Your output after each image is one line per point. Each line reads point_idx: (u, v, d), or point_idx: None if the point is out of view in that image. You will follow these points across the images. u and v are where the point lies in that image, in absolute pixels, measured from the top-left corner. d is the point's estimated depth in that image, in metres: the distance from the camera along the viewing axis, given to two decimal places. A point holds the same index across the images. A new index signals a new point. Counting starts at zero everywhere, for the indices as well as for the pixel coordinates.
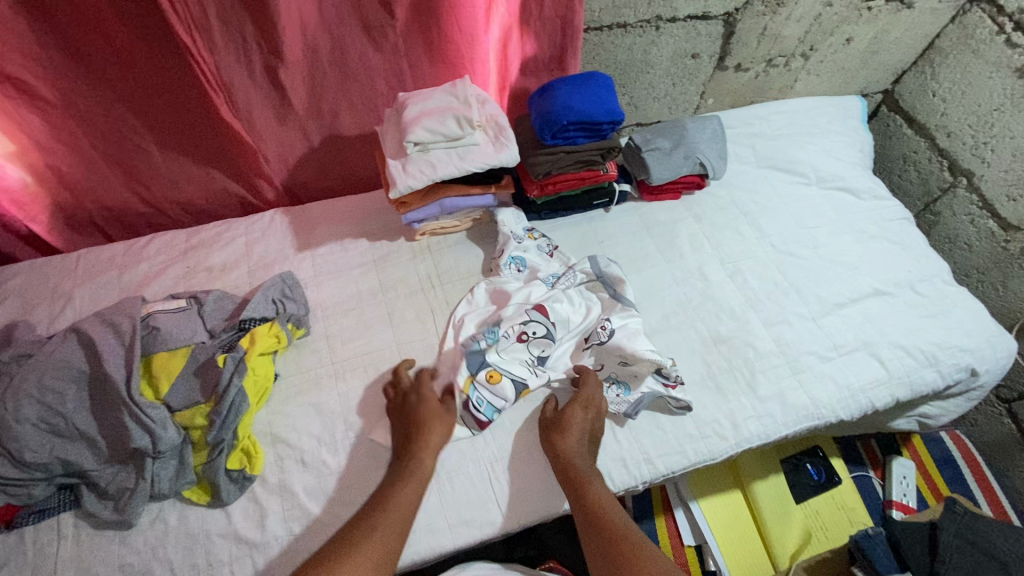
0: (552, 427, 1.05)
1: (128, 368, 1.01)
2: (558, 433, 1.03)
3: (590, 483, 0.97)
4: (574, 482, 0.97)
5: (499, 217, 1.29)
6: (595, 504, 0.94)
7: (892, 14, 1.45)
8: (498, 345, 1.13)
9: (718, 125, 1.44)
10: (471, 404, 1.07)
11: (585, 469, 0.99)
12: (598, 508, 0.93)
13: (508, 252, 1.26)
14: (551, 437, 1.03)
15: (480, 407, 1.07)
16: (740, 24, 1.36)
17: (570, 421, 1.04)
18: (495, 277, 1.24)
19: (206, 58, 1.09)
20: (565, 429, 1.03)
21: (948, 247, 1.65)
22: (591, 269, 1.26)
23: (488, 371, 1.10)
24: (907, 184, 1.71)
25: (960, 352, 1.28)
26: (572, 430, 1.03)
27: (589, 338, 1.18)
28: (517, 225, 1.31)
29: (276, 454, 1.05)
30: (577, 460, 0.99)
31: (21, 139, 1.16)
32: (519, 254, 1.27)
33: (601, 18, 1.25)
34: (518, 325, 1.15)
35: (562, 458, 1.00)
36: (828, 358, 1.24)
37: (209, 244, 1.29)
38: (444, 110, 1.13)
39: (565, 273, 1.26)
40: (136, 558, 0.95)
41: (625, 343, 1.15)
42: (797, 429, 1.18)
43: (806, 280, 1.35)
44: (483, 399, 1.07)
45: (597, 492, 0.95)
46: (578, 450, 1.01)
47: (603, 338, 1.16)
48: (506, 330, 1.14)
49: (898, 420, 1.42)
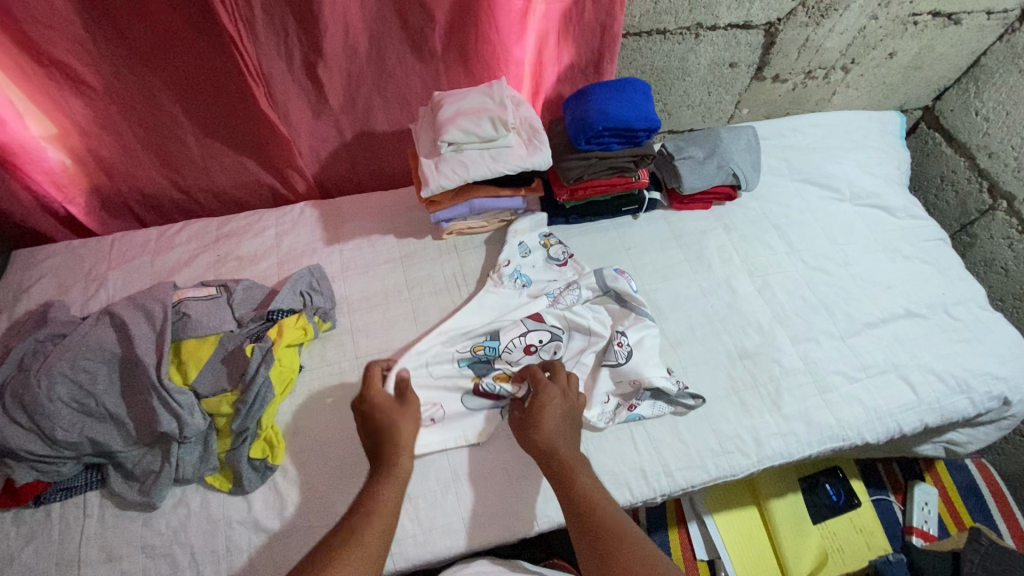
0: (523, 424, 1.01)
1: (158, 353, 1.02)
2: (534, 425, 0.98)
3: (578, 473, 0.92)
4: (560, 475, 0.93)
5: (514, 226, 1.29)
6: (583, 498, 0.88)
7: (939, 29, 1.42)
8: (504, 351, 1.16)
9: (753, 135, 1.42)
10: (483, 385, 1.12)
11: (570, 459, 0.94)
12: (586, 500, 0.88)
13: (513, 265, 1.26)
14: (529, 434, 0.99)
15: (492, 389, 1.11)
16: (782, 34, 1.33)
17: (543, 407, 0.99)
18: (497, 288, 1.23)
19: (248, 49, 1.11)
20: (540, 420, 0.98)
21: (983, 271, 1.61)
22: (596, 283, 1.23)
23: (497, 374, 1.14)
24: (944, 204, 1.67)
25: (993, 379, 1.25)
26: (548, 421, 0.98)
27: (606, 357, 1.16)
28: (530, 233, 1.31)
29: (298, 445, 1.06)
30: (562, 450, 0.95)
31: (64, 121, 1.18)
32: (524, 269, 1.27)
33: (641, 24, 1.24)
34: (520, 338, 1.17)
35: (543, 447, 0.96)
36: (856, 379, 1.22)
37: (239, 234, 1.30)
38: (479, 110, 1.12)
39: (570, 288, 1.23)
40: (158, 541, 0.97)
41: (641, 368, 1.12)
42: (820, 450, 1.16)
43: (836, 297, 1.33)
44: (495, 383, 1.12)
45: (586, 483, 0.90)
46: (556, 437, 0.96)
47: (621, 359, 1.14)
48: (506, 343, 1.16)
49: (924, 445, 1.38)
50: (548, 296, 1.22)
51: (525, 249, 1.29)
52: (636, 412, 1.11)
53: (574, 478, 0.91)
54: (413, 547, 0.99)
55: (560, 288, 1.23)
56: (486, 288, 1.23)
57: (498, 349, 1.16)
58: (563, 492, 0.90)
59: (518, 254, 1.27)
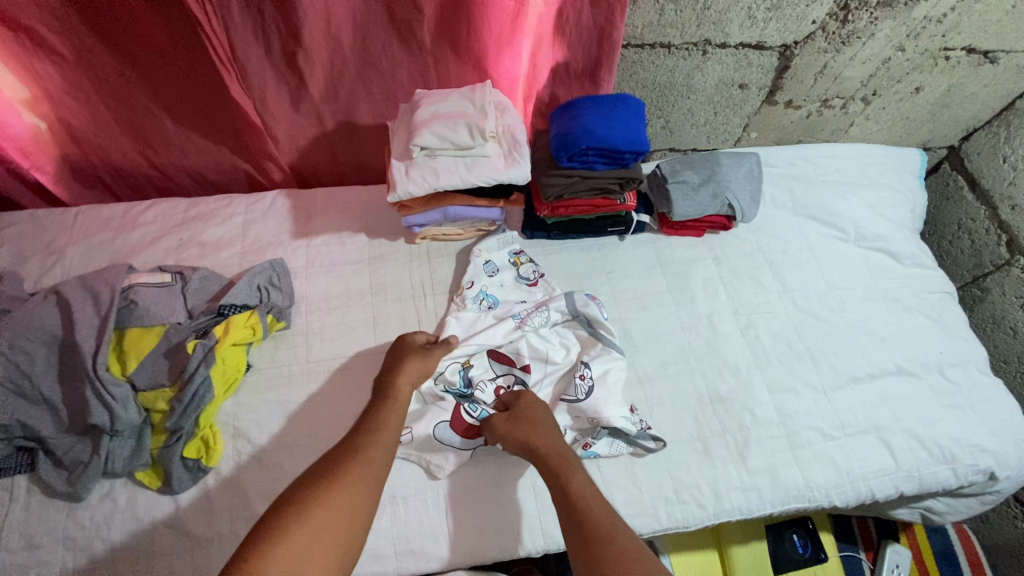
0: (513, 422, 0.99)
1: (98, 341, 0.99)
2: (524, 424, 0.99)
3: (573, 473, 0.91)
4: (555, 472, 0.92)
5: (479, 246, 1.24)
6: (580, 497, 0.87)
7: (972, 67, 1.31)
8: (480, 383, 1.11)
9: (756, 163, 1.32)
10: (463, 408, 1.07)
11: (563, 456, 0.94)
12: (581, 497, 0.87)
13: (478, 286, 1.19)
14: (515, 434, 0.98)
15: (475, 413, 1.07)
16: (798, 59, 1.24)
17: (530, 408, 1.02)
18: (462, 312, 1.16)
19: (218, 31, 1.06)
20: (530, 422, 0.99)
21: (990, 328, 1.52)
22: (567, 307, 1.16)
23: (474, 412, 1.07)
24: (957, 253, 1.57)
25: (980, 452, 1.17)
26: (540, 423, 0.99)
27: (566, 391, 1.10)
28: (498, 252, 1.25)
29: (235, 449, 1.03)
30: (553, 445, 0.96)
31: (35, 87, 1.15)
32: (491, 290, 1.20)
33: (644, 35, 1.15)
34: (489, 381, 1.11)
35: (533, 444, 0.96)
36: (832, 437, 1.14)
37: (205, 218, 1.26)
38: (457, 115, 1.06)
39: (538, 310, 1.17)
40: (80, 534, 0.95)
41: (600, 406, 1.06)
42: (783, 509, 1.09)
43: (824, 346, 1.25)
44: (477, 405, 1.08)
45: (581, 483, 0.90)
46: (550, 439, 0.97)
47: (580, 395, 1.08)
48: (477, 380, 1.10)
49: (900, 509, 1.30)
50: (513, 323, 1.15)
51: (492, 268, 1.22)
52: (591, 450, 1.05)
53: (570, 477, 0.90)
54: None
55: (526, 308, 1.18)
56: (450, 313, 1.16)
57: (470, 385, 1.10)
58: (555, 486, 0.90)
59: (488, 273, 1.22)
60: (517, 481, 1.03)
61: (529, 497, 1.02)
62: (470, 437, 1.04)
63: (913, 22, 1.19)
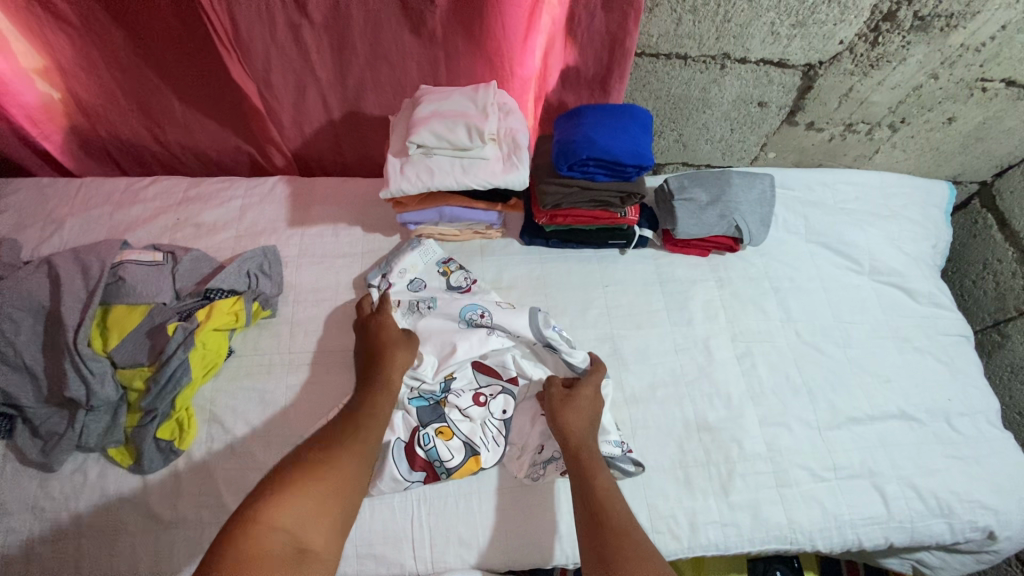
0: (562, 407, 1.00)
1: (82, 314, 1.00)
2: (572, 408, 1.00)
3: (597, 471, 0.93)
4: (583, 469, 0.93)
5: (402, 261, 1.19)
6: (603, 493, 0.90)
7: (1011, 100, 1.23)
8: (454, 391, 1.08)
9: (769, 186, 1.27)
10: (417, 438, 1.01)
11: (595, 457, 0.96)
12: (602, 499, 0.89)
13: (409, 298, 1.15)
14: (563, 414, 0.99)
15: (426, 445, 1.01)
16: (822, 80, 1.18)
17: (581, 398, 1.02)
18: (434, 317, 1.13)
19: (223, 13, 1.05)
20: (578, 406, 1.00)
21: (1006, 377, 1.44)
22: (529, 329, 1.11)
23: (439, 427, 1.03)
24: (979, 294, 1.50)
25: (981, 509, 1.11)
26: (585, 414, 1.00)
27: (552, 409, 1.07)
28: (424, 266, 1.21)
29: (208, 433, 1.02)
30: (590, 444, 0.97)
31: (46, 56, 1.16)
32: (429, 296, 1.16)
33: (659, 45, 1.11)
34: (471, 387, 1.09)
35: (572, 434, 0.97)
36: (821, 479, 1.09)
37: (204, 200, 1.26)
38: (457, 115, 1.03)
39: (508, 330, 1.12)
40: (48, 504, 0.95)
41: None
42: (762, 549, 1.05)
43: (823, 381, 1.19)
44: (432, 438, 1.01)
45: (604, 483, 0.92)
46: (585, 430, 0.98)
47: None
48: (455, 388, 1.08)
49: (890, 558, 1.23)
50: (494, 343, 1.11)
51: (417, 283, 1.18)
52: None
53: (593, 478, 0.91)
54: None
55: (478, 317, 1.12)
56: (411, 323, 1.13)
57: (447, 392, 1.08)
58: (580, 485, 0.91)
59: (389, 278, 1.17)
60: (487, 494, 1.02)
61: (500, 509, 1.01)
62: (416, 469, 0.99)
63: (948, 49, 1.12)
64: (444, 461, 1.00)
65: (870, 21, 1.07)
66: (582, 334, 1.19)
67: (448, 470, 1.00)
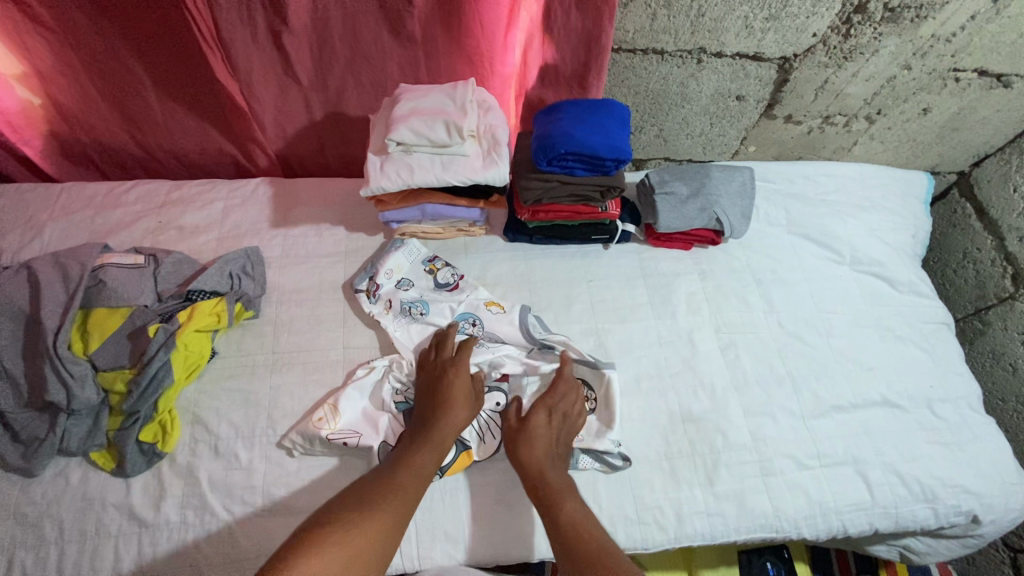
0: (516, 439, 1.01)
1: (62, 318, 0.99)
2: (524, 443, 0.99)
3: (565, 498, 0.93)
4: (547, 502, 0.92)
5: (388, 262, 1.20)
6: (567, 525, 0.88)
7: (984, 90, 1.25)
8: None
9: (749, 178, 1.28)
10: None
11: (557, 486, 0.95)
12: (573, 527, 0.88)
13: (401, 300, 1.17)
14: (517, 448, 1.00)
15: None
16: (798, 72, 1.19)
17: (534, 429, 1.01)
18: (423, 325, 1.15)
19: (202, 12, 1.05)
20: (532, 440, 1.00)
21: (989, 364, 1.46)
22: (523, 335, 1.15)
23: None
24: (960, 282, 1.51)
25: (964, 493, 1.12)
26: (542, 444, 1.00)
27: None
28: (410, 266, 1.22)
29: (192, 435, 1.02)
30: (550, 474, 0.96)
31: (23, 60, 1.16)
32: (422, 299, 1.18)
33: (635, 41, 1.12)
34: None
35: (532, 466, 0.97)
36: (806, 467, 1.10)
37: (186, 202, 1.26)
38: (436, 112, 1.04)
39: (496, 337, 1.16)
40: (31, 510, 0.95)
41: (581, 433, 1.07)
42: (749, 537, 1.05)
43: (807, 371, 1.20)
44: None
45: (571, 511, 0.90)
46: (546, 458, 0.98)
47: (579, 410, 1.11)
48: None
49: (878, 546, 1.24)
50: (488, 351, 1.12)
51: (405, 283, 1.19)
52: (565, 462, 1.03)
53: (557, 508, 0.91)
54: None
55: (470, 325, 1.16)
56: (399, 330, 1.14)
57: None
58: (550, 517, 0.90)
59: (377, 280, 1.17)
60: (473, 489, 1.02)
61: (487, 503, 1.01)
62: None
63: (920, 40, 1.14)
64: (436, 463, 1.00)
65: (842, 14, 1.09)
66: (566, 328, 1.20)
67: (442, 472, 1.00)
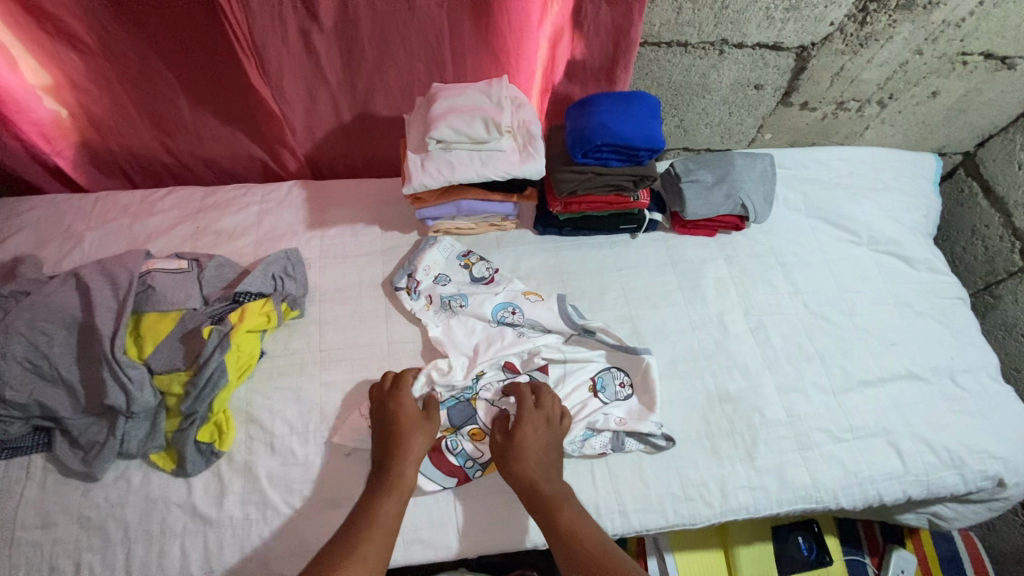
0: (510, 452, 1.00)
1: (116, 324, 1.00)
2: (517, 456, 0.99)
3: (564, 504, 0.94)
4: (546, 513, 0.93)
5: (425, 258, 1.23)
6: (568, 535, 0.90)
7: (990, 72, 1.30)
8: (483, 386, 1.12)
9: (770, 164, 1.32)
10: (444, 445, 1.04)
11: (554, 496, 0.95)
12: (572, 535, 0.90)
13: (441, 295, 1.20)
14: (513, 460, 0.99)
15: (453, 449, 1.04)
16: (815, 60, 1.23)
17: (524, 441, 1.00)
18: (464, 317, 1.18)
19: (240, 20, 1.07)
20: (525, 449, 0.99)
21: (1001, 336, 1.51)
22: (563, 321, 1.18)
23: (472, 428, 1.07)
24: (970, 259, 1.57)
25: (990, 459, 1.16)
26: (536, 454, 0.99)
27: (605, 391, 1.14)
28: (446, 262, 1.24)
29: (247, 434, 1.04)
30: (546, 485, 0.96)
31: (57, 73, 1.17)
32: (460, 291, 1.21)
33: (661, 34, 1.16)
34: (499, 381, 1.12)
35: (527, 475, 0.97)
36: (840, 440, 1.14)
37: (221, 207, 1.27)
38: (474, 110, 1.06)
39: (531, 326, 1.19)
40: (95, 513, 0.96)
41: (625, 419, 1.09)
42: (791, 509, 1.09)
43: (834, 349, 1.25)
44: (459, 444, 1.05)
45: (570, 518, 0.92)
46: (541, 465, 0.99)
47: (620, 396, 1.14)
48: (483, 383, 1.12)
49: (907, 514, 1.29)
50: (528, 342, 1.15)
51: (444, 278, 1.22)
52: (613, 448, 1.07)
53: (558, 514, 0.92)
54: None
55: (510, 313, 1.19)
56: (439, 322, 1.17)
57: (477, 386, 1.11)
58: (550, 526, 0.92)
59: (415, 277, 1.20)
60: None
61: None
62: (445, 473, 1.02)
63: (931, 26, 1.18)
64: (477, 459, 1.04)
65: (857, 3, 1.14)
66: (601, 316, 1.23)
67: (481, 467, 1.04)
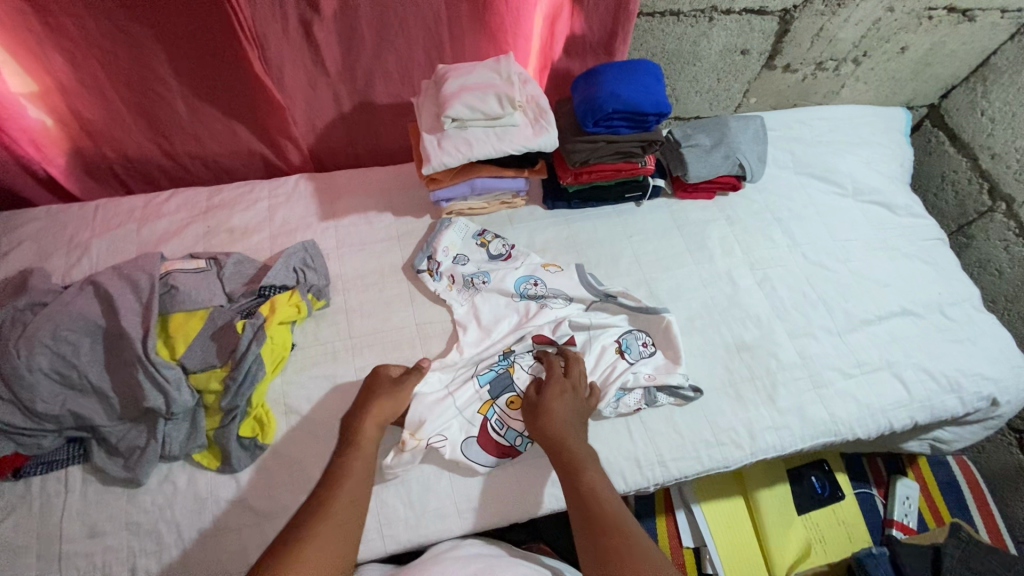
0: (534, 413, 1.01)
1: (144, 327, 0.98)
2: (543, 414, 0.99)
3: (585, 466, 0.92)
4: (570, 468, 0.92)
5: (442, 239, 1.24)
6: (589, 492, 0.88)
7: (952, 25, 1.40)
8: (517, 357, 1.13)
9: (762, 125, 1.39)
10: (489, 425, 1.05)
11: (580, 452, 0.94)
12: (592, 495, 0.88)
13: (463, 274, 1.22)
14: (538, 421, 1.00)
15: (500, 430, 1.05)
16: (797, 22, 1.30)
17: (553, 400, 1.01)
18: (490, 293, 1.20)
19: (243, 8, 1.05)
20: (549, 411, 0.99)
21: (977, 272, 1.63)
22: (584, 288, 1.22)
23: (510, 397, 1.09)
24: (943, 204, 1.68)
25: (983, 380, 1.26)
26: (560, 417, 0.99)
27: (631, 352, 1.16)
28: (462, 243, 1.26)
29: (288, 425, 1.04)
30: (572, 442, 0.96)
31: (44, 78, 1.13)
32: (483, 269, 1.23)
33: (655, 4, 1.21)
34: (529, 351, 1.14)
35: (551, 436, 0.97)
36: (850, 375, 1.22)
37: (229, 205, 1.26)
38: (486, 87, 1.09)
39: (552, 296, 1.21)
40: (143, 518, 0.95)
41: (655, 375, 1.13)
42: (813, 444, 1.16)
43: (835, 294, 1.32)
44: (503, 421, 1.06)
45: (592, 480, 0.90)
46: (567, 427, 0.98)
47: (647, 355, 1.16)
48: (517, 350, 1.13)
49: (911, 441, 1.40)
50: (552, 313, 1.17)
51: (462, 258, 1.24)
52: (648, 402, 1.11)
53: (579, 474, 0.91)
54: (404, 530, 0.99)
55: (532, 286, 1.21)
56: (467, 301, 1.19)
57: (510, 355, 1.13)
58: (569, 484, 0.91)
59: (436, 258, 1.22)
60: None
61: None
62: (497, 453, 1.03)
63: None
64: (523, 433, 1.05)
65: None
66: (618, 281, 1.28)
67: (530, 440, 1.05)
